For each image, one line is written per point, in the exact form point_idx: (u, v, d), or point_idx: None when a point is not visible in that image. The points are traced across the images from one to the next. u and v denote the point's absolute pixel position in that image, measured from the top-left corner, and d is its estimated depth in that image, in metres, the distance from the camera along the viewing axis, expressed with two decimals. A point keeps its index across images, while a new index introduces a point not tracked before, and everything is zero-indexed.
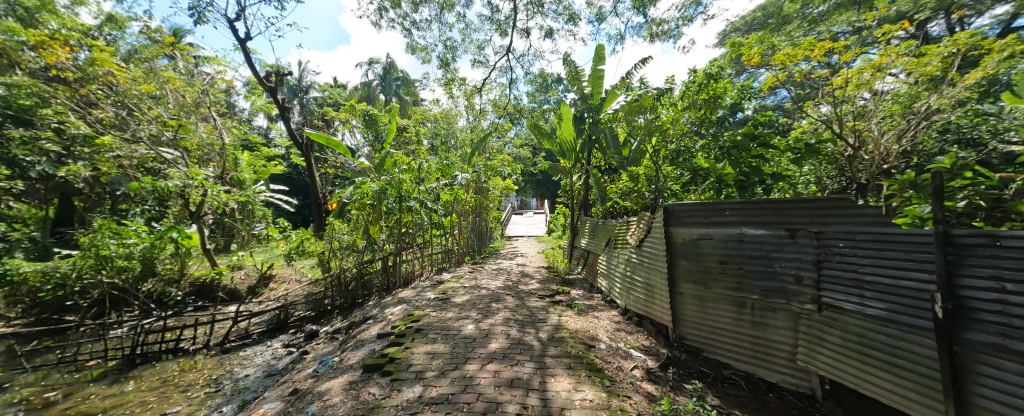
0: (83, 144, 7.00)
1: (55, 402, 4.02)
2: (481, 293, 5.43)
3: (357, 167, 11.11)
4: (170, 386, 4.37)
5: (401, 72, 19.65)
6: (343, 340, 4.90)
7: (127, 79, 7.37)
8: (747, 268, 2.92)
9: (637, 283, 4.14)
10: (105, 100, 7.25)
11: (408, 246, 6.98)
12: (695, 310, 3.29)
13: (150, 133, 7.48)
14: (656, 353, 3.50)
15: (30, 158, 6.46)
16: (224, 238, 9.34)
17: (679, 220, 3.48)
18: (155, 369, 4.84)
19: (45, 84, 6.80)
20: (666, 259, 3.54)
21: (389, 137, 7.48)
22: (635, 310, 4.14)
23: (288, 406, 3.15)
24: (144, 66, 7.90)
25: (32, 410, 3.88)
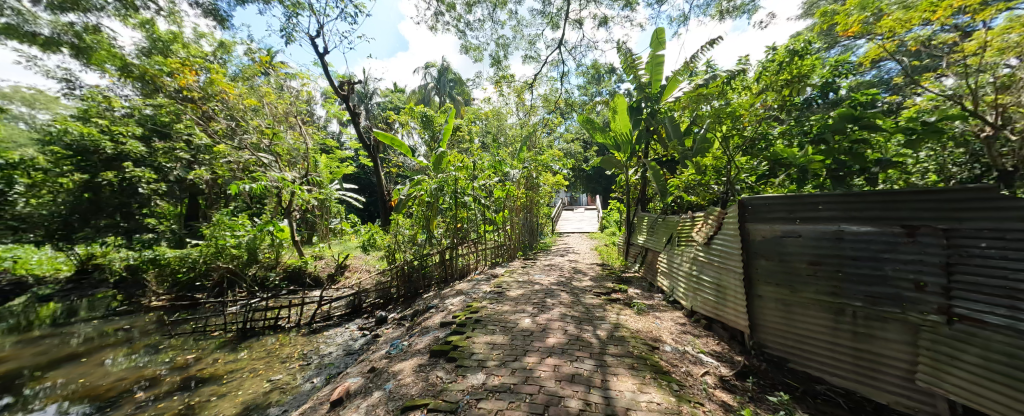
0: (205, 153, 8.51)
1: (191, 363, 4.87)
2: (535, 288, 5.46)
3: (416, 166, 11.79)
4: (271, 357, 5.06)
5: (454, 74, 20.27)
6: (409, 326, 5.27)
7: (236, 95, 8.58)
8: (847, 270, 2.57)
9: (705, 284, 3.86)
10: (220, 115, 8.68)
11: (464, 240, 7.20)
12: (779, 316, 2.99)
13: (252, 141, 8.70)
14: (731, 360, 3.23)
15: (170, 165, 7.97)
16: (306, 231, 10.52)
17: (759, 216, 3.17)
18: (258, 342, 5.61)
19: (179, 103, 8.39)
20: (741, 257, 3.26)
21: (445, 136, 7.70)
22: (704, 313, 3.86)
23: (368, 381, 3.49)
24: (248, 84, 9.13)
25: (177, 368, 4.73)
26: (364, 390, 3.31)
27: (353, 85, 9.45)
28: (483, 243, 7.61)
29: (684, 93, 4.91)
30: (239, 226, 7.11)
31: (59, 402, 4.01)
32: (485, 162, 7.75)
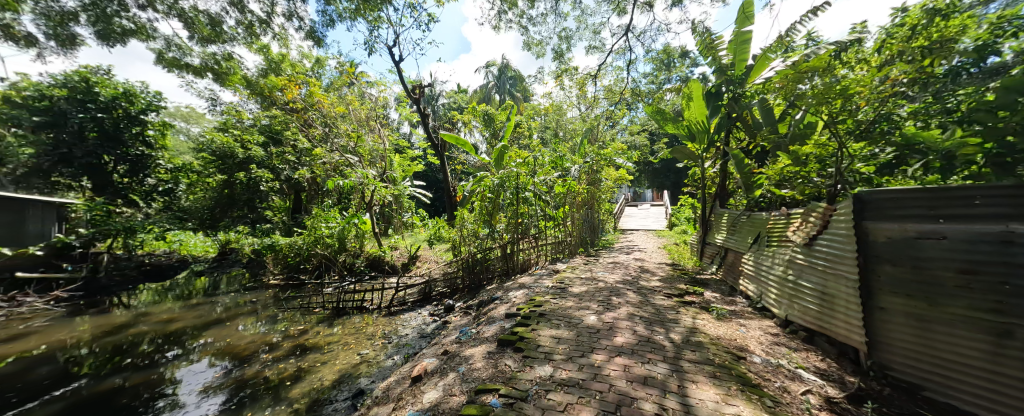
0: (305, 156, 10.85)
1: (299, 333, 5.94)
2: (599, 285, 5.31)
3: (478, 163, 12.24)
4: (359, 333, 5.88)
5: (514, 70, 20.37)
6: (475, 315, 5.53)
7: (328, 104, 10.41)
8: (1015, 283, 2.03)
9: (808, 292, 3.38)
10: (316, 122, 10.84)
11: (526, 236, 7.17)
12: (911, 334, 2.50)
13: (340, 145, 10.50)
14: (841, 381, 2.78)
15: (281, 166, 10.52)
16: (383, 224, 11.55)
17: (881, 213, 2.70)
18: (347, 320, 6.47)
19: (287, 113, 10.97)
20: (856, 259, 2.82)
21: (507, 132, 7.72)
22: (806, 325, 3.37)
23: (444, 364, 4.00)
24: (337, 94, 10.94)
25: (287, 337, 5.81)
26: (441, 370, 3.85)
27: (423, 88, 10.01)
28: (545, 240, 7.53)
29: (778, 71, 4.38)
30: (332, 218, 8.32)
31: (211, 356, 5.23)
32: (547, 158, 7.66)
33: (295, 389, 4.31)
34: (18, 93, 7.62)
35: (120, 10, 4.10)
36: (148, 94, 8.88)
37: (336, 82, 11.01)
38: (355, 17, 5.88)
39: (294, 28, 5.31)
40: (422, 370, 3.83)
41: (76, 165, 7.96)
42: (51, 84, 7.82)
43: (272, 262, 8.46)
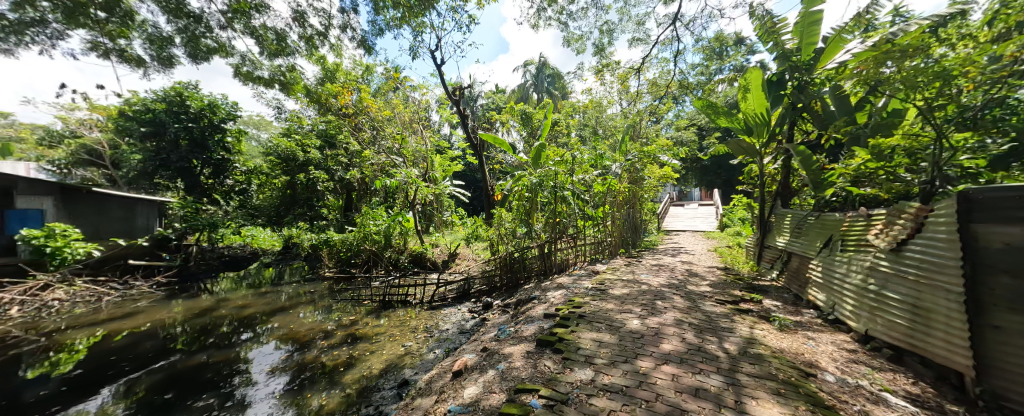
0: (354, 158, 12.22)
1: (350, 323, 6.51)
2: (642, 288, 5.08)
3: (516, 162, 12.30)
4: (403, 326, 6.22)
5: (553, 68, 20.10)
6: (513, 314, 5.55)
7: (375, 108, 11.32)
8: None
9: (894, 304, 2.97)
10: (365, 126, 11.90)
11: (564, 235, 6.98)
12: None
13: (387, 146, 11.47)
14: (941, 410, 2.39)
15: (335, 168, 12.06)
16: (424, 222, 11.93)
17: (997, 215, 2.29)
18: (393, 312, 6.95)
19: (340, 118, 12.27)
20: (960, 269, 2.42)
21: (545, 131, 7.59)
22: (895, 343, 2.93)
23: (483, 359, 4.11)
24: (384, 98, 11.96)
25: (339, 327, 6.39)
26: (480, 367, 3.90)
27: (462, 90, 10.16)
28: (585, 240, 7.19)
29: (853, 54, 3.94)
30: (380, 216, 8.92)
31: (276, 340, 6.01)
32: (588, 155, 7.36)
33: (347, 375, 4.74)
34: (131, 107, 9.63)
35: (207, 33, 4.54)
36: (228, 105, 10.58)
37: (384, 86, 11.73)
38: (401, 24, 6.06)
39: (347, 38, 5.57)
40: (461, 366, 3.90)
41: (172, 168, 9.92)
42: (155, 99, 9.68)
43: (327, 257, 9.65)
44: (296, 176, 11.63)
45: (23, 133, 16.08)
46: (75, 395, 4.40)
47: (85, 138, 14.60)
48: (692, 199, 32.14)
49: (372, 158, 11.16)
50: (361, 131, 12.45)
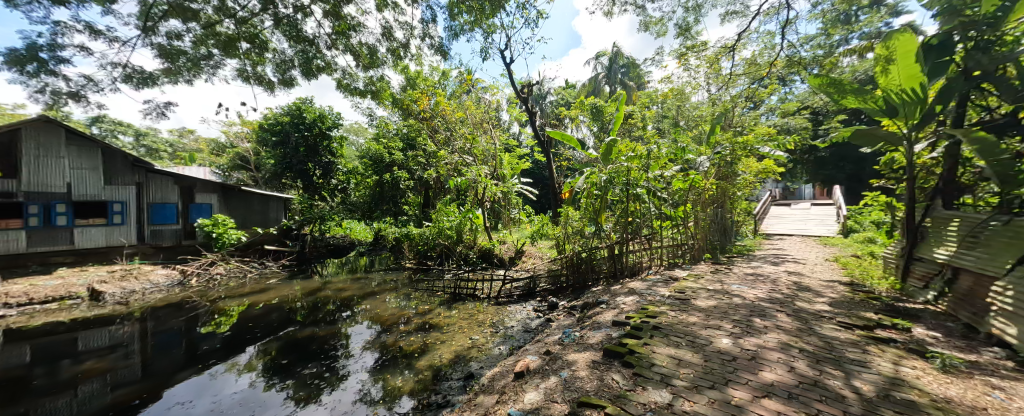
0: (431, 159, 13.09)
1: (426, 311, 6.87)
2: (733, 300, 4.37)
3: (586, 158, 11.89)
4: (471, 319, 6.33)
5: (627, 57, 18.87)
6: (580, 317, 5.29)
7: (449, 110, 11.85)
8: None
9: None
10: (439, 127, 12.54)
11: (637, 237, 6.32)
12: None
13: (460, 146, 11.93)
14: None
15: (417, 168, 13.74)
16: (493, 219, 12.11)
17: None
18: (463, 304, 7.14)
19: (419, 121, 13.16)
20: None
21: (616, 125, 7.01)
22: None
23: (546, 364, 3.94)
24: (457, 100, 12.44)
25: (415, 314, 6.75)
26: (543, 371, 3.74)
27: (531, 87, 10.00)
28: (664, 242, 6.45)
29: None
30: (454, 213, 9.52)
31: (366, 321, 6.71)
32: (666, 146, 6.73)
33: (420, 361, 4.96)
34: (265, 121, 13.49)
35: (318, 54, 5.09)
36: (332, 117, 13.85)
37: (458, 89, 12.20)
38: (474, 27, 6.08)
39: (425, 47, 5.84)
40: (524, 367, 3.76)
41: (295, 170, 13.34)
42: (285, 112, 13.20)
43: (407, 249, 10.44)
44: (383, 176, 14.08)
45: (199, 147, 22.11)
46: (227, 351, 5.64)
47: (236, 148, 18.22)
48: (798, 199, 27.54)
49: (447, 157, 11.75)
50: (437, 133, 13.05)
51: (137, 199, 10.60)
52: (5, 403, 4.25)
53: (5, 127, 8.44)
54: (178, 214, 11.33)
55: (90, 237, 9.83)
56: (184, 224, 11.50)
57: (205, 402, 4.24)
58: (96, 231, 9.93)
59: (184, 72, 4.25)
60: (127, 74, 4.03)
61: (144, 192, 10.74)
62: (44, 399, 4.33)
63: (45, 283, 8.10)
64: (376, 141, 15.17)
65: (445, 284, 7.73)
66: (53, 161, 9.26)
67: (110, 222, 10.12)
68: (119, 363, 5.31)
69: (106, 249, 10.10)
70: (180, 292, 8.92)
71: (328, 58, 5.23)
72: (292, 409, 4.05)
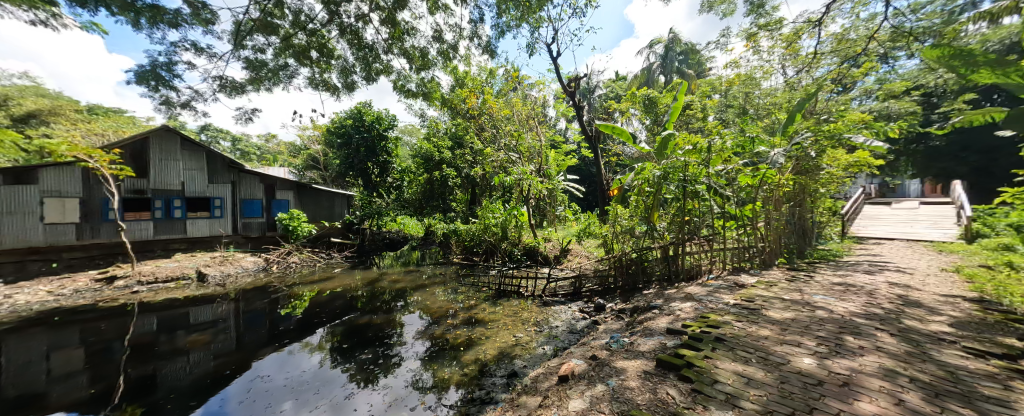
0: (477, 156, 13.24)
1: (471, 306, 6.91)
2: (815, 314, 3.79)
3: (638, 154, 11.28)
4: (515, 316, 6.24)
5: (685, 44, 17.59)
6: (630, 322, 4.98)
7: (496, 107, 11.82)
8: None
9: None
10: (486, 124, 12.59)
11: (694, 238, 5.76)
12: None
13: (506, 143, 11.88)
14: None
15: (465, 165, 14.00)
16: (539, 216, 11.93)
17: None
18: (508, 301, 7.08)
19: (466, 118, 13.34)
20: None
21: (673, 116, 6.46)
22: None
23: (592, 369, 3.74)
24: (504, 97, 12.41)
25: (461, 309, 6.81)
26: (589, 376, 3.55)
27: (579, 80, 9.64)
28: (727, 244, 5.77)
29: None
30: (499, 210, 9.48)
31: (418, 311, 6.92)
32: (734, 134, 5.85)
33: (466, 356, 4.95)
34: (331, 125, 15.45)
35: (377, 59, 5.27)
36: (388, 120, 15.45)
37: (505, 86, 12.16)
38: (521, 23, 5.95)
39: (473, 46, 5.83)
40: (569, 371, 3.59)
41: (356, 168, 15.18)
42: (349, 115, 15.00)
43: (455, 244, 10.64)
44: (433, 173, 14.59)
45: (280, 149, 24.73)
46: (301, 331, 6.14)
47: (309, 149, 20.01)
48: (900, 196, 23.66)
49: (493, 155, 11.84)
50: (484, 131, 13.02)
51: (233, 195, 12.01)
52: (136, 363, 5.04)
53: (138, 135, 9.91)
54: (263, 208, 12.68)
55: (198, 228, 11.35)
56: (267, 217, 12.84)
57: (277, 378, 4.62)
58: (202, 223, 11.45)
59: (266, 80, 4.77)
60: (222, 84, 4.55)
61: (237, 190, 12.11)
62: (163, 363, 5.06)
63: (168, 265, 9.64)
64: (426, 141, 15.51)
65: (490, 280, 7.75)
66: (171, 163, 10.74)
67: (213, 215, 11.61)
68: (217, 336, 6.03)
69: (209, 238, 11.55)
70: (262, 277, 9.95)
71: (384, 62, 5.39)
72: (350, 391, 4.27)
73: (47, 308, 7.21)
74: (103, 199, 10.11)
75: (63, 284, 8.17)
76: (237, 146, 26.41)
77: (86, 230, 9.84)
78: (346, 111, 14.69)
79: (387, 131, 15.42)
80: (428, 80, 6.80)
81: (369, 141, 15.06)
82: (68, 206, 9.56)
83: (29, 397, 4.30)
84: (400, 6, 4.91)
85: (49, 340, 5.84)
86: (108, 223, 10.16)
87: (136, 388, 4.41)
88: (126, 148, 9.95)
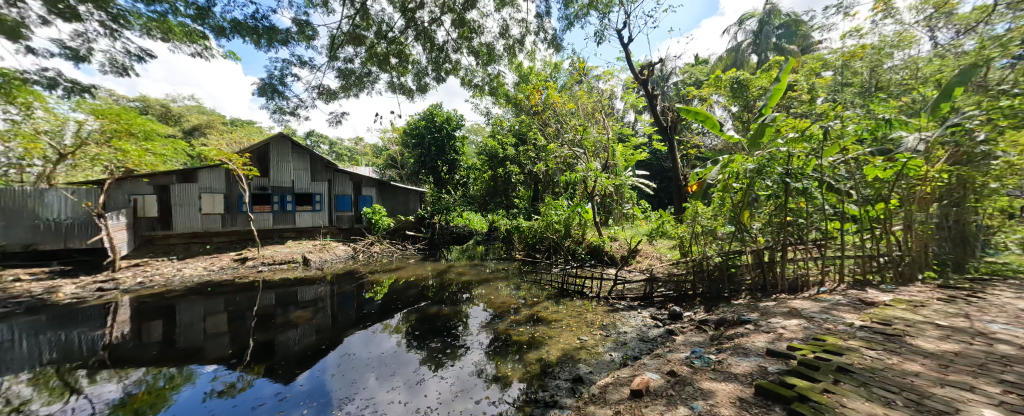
0: (540, 153, 13.11)
1: (535, 304, 6.76)
2: (987, 348, 2.91)
3: (722, 145, 10.13)
4: (580, 317, 5.93)
5: (785, 16, 15.28)
6: (714, 336, 4.41)
7: (560, 101, 11.44)
8: None
9: None
10: (550, 119, 12.30)
11: (798, 243, 4.86)
12: None
13: (570, 138, 11.46)
14: None
15: (528, 162, 13.96)
16: (606, 214, 11.37)
17: None
18: (571, 301, 6.81)
19: (530, 115, 13.26)
20: None
21: (773, 100, 5.56)
22: None
23: (671, 385, 3.37)
24: (569, 91, 12.01)
25: (524, 305, 6.71)
26: (669, 394, 3.20)
27: (652, 66, 8.82)
28: (844, 252, 4.74)
29: None
30: (562, 206, 9.07)
31: (483, 304, 6.96)
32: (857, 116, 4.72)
33: (529, 354, 4.77)
34: (406, 127, 16.50)
35: (446, 59, 5.32)
36: (456, 119, 15.98)
37: (570, 79, 11.77)
38: (591, 10, 5.61)
39: (540, 41, 5.65)
40: (644, 385, 3.28)
41: (427, 166, 15.99)
42: (422, 115, 15.87)
43: (518, 240, 10.61)
44: (497, 170, 14.77)
45: (365, 150, 27.41)
46: (382, 315, 6.55)
47: (388, 150, 21.71)
48: None
49: (556, 151, 11.58)
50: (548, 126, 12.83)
51: (329, 191, 13.51)
52: (260, 330, 5.82)
53: (262, 142, 11.68)
54: (352, 203, 13.96)
55: (305, 219, 12.97)
56: (356, 211, 14.15)
57: (361, 355, 4.93)
58: (307, 215, 13.04)
59: (354, 89, 5.11)
60: (319, 93, 4.98)
61: (332, 186, 13.57)
62: (279, 332, 5.76)
63: (281, 250, 11.19)
64: (491, 138, 15.68)
65: (553, 278, 7.55)
66: (284, 165, 12.42)
67: (315, 208, 13.18)
68: (318, 313, 6.71)
69: (311, 227, 13.15)
70: (349, 263, 10.97)
71: (453, 61, 5.42)
72: (422, 376, 4.36)
73: (192, 280, 8.79)
74: (239, 195, 11.98)
75: (214, 262, 10.01)
76: (334, 148, 30.13)
77: (227, 219, 11.82)
78: (418, 113, 15.59)
79: (455, 130, 15.95)
80: (494, 76, 6.77)
81: (439, 140, 15.81)
82: (216, 200, 11.59)
83: (192, 348, 5.22)
84: (471, 6, 4.89)
85: (202, 305, 7.09)
86: (242, 215, 12.06)
87: (260, 350, 5.09)
88: (254, 152, 11.86)
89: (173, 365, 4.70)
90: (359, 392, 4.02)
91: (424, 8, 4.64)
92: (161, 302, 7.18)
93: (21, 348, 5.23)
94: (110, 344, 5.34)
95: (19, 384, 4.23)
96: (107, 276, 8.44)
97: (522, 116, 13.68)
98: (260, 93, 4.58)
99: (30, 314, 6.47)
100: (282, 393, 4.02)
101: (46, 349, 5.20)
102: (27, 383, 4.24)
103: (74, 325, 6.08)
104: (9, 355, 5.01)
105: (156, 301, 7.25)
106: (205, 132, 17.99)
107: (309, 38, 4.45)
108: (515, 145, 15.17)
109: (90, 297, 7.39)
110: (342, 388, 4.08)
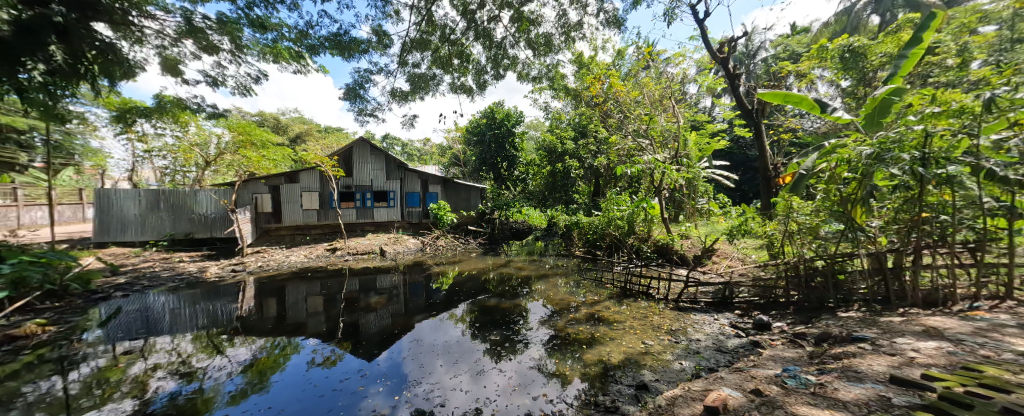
0: (603, 145, 12.51)
1: (595, 302, 6.39)
2: None
3: (826, 129, 8.63)
4: (645, 320, 5.44)
5: None
6: (817, 352, 3.72)
7: (624, 92, 10.74)
8: None
9: None
10: (612, 111, 11.64)
11: (942, 247, 3.88)
12: None
13: (634, 129, 10.73)
14: None
15: (589, 156, 13.45)
16: (676, 210, 10.51)
17: None
18: (635, 301, 6.33)
19: (592, 107, 12.73)
20: None
21: (906, 68, 4.55)
22: None
23: (755, 404, 2.91)
24: (634, 79, 11.22)
25: (584, 304, 6.37)
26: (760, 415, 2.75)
27: (735, 42, 7.74)
28: (1012, 259, 3.62)
29: None
30: (626, 202, 8.57)
31: (542, 300, 6.77)
32: None
33: (588, 354, 4.48)
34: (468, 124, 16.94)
35: (506, 54, 5.18)
36: (516, 114, 15.99)
37: (635, 67, 11.01)
38: None
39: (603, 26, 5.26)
40: (720, 401, 2.87)
41: (488, 162, 16.28)
42: (484, 112, 16.18)
43: (577, 237, 10.25)
44: (556, 165, 14.49)
45: (432, 149, 28.92)
46: (447, 305, 6.71)
47: (451, 149, 22.63)
48: None
49: (619, 143, 10.95)
50: (610, 118, 12.19)
51: (401, 189, 14.34)
52: (348, 312, 6.31)
53: (345, 146, 12.85)
54: (420, 200, 14.68)
55: (380, 214, 13.94)
56: (424, 207, 14.79)
57: (429, 342, 5.05)
58: (382, 211, 13.99)
59: (421, 91, 5.24)
60: (392, 96, 5.19)
61: (403, 185, 14.39)
62: (361, 315, 6.18)
63: (362, 242, 12.17)
64: (550, 133, 15.36)
65: (615, 277, 7.11)
66: (363, 166, 13.52)
67: (390, 204, 14.11)
68: (391, 300, 7.10)
69: (386, 221, 14.13)
70: (418, 255, 11.53)
71: (513, 54, 5.25)
72: (483, 367, 4.31)
73: (288, 264, 9.94)
74: (329, 193, 13.17)
75: (310, 250, 11.24)
76: (405, 149, 32.37)
77: (320, 214, 13.11)
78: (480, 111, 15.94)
79: (515, 126, 16.01)
80: (553, 66, 6.48)
81: (499, 136, 16.01)
82: (313, 198, 12.94)
83: (297, 324, 5.81)
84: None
85: (304, 287, 7.95)
86: (331, 210, 13.27)
87: (347, 330, 5.49)
88: (339, 155, 13.14)
89: (284, 337, 5.25)
90: (426, 376, 4.08)
91: (484, 7, 4.52)
92: (274, 283, 8.19)
93: (183, 313, 6.26)
94: (241, 315, 6.17)
95: (185, 341, 5.06)
96: (237, 259, 9.96)
97: (583, 108, 13.18)
98: (344, 99, 4.91)
99: (189, 287, 7.77)
100: (363, 370, 4.23)
101: (199, 316, 6.16)
102: (190, 341, 5.06)
103: (217, 298, 7.16)
104: (176, 319, 6.02)
105: (270, 282, 8.31)
106: (305, 139, 20.62)
107: (386, 47, 4.64)
108: (575, 138, 14.65)
109: (227, 276, 8.71)
110: (412, 371, 4.18)
